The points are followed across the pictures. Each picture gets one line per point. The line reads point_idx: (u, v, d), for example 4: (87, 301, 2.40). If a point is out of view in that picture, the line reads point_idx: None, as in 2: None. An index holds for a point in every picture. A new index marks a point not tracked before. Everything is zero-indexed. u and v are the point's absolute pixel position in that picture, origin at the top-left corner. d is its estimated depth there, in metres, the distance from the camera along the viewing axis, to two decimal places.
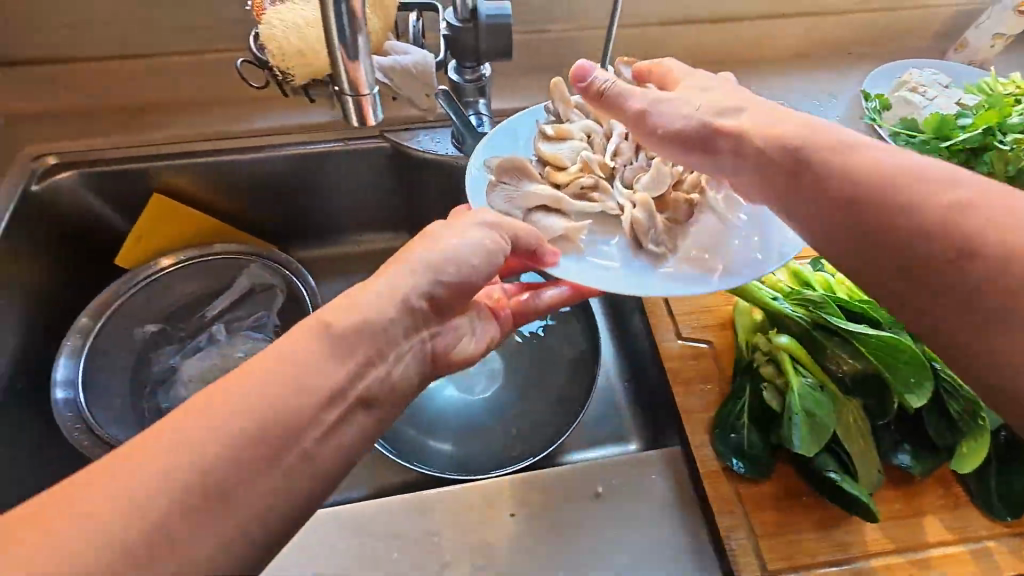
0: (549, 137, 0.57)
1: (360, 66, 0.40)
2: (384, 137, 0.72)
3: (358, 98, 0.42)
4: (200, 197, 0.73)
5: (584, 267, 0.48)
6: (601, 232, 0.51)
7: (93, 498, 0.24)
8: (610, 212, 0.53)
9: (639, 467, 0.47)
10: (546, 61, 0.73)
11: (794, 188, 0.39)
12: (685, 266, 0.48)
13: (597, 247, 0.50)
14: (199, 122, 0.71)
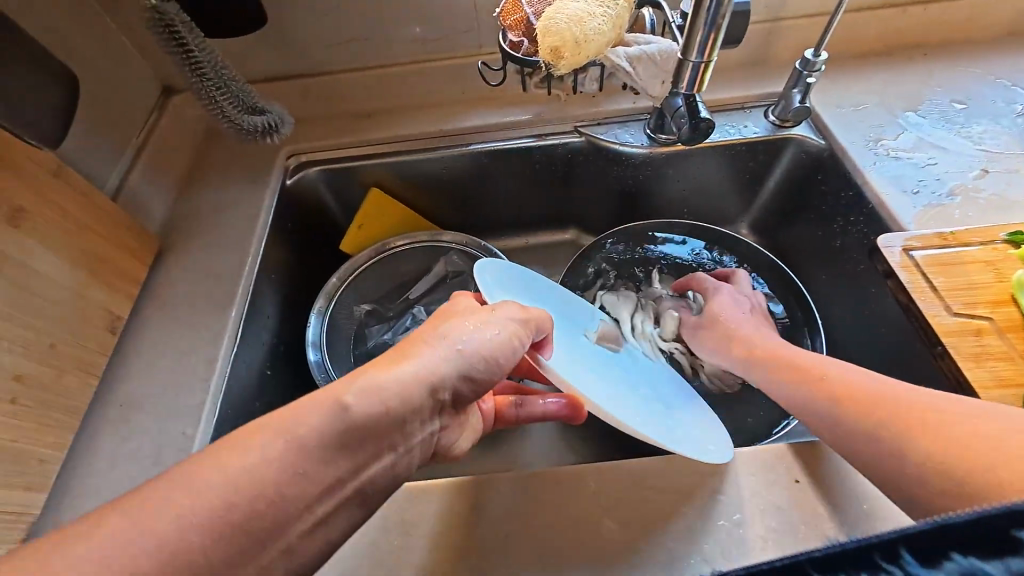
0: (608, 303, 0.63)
1: (713, 36, 0.50)
2: (580, 132, 0.75)
3: (701, 63, 0.53)
4: (412, 193, 0.79)
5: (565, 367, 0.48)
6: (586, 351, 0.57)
7: (206, 473, 0.29)
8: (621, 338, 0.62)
9: None
10: (745, 57, 0.76)
11: (837, 378, 0.45)
12: (653, 418, 0.48)
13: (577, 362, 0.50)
14: (417, 124, 0.77)
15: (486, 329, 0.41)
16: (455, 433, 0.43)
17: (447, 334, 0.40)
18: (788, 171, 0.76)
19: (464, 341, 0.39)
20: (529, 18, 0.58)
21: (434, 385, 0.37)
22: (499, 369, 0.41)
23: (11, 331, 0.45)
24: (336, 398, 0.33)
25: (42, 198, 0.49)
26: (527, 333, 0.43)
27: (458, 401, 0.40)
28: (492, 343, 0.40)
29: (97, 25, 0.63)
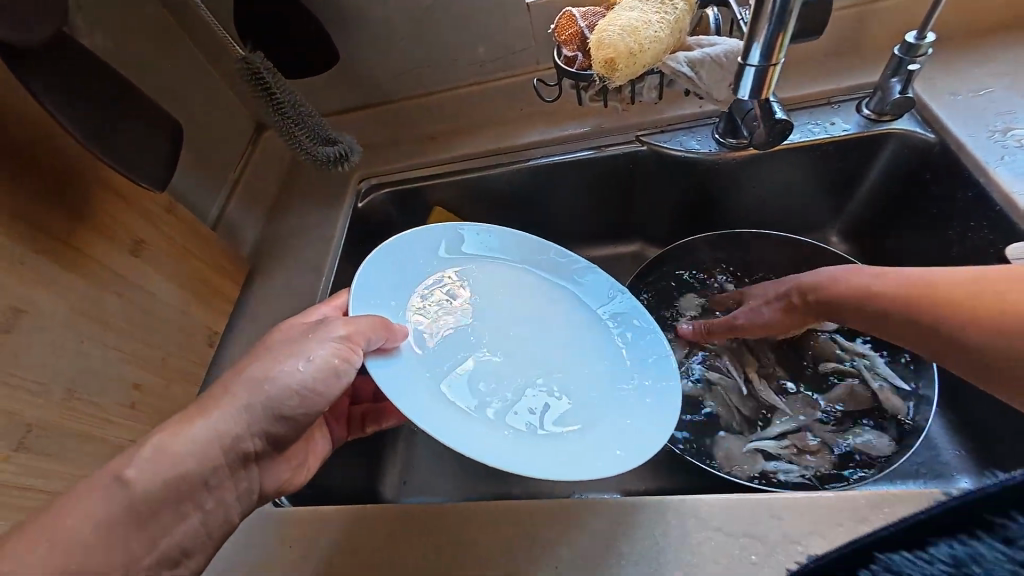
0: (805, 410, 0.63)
1: (779, 38, 0.45)
2: (642, 141, 0.72)
3: (765, 66, 0.47)
4: (474, 210, 0.81)
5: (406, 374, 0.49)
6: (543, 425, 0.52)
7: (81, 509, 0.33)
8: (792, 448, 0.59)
9: (894, 502, 0.40)
10: (834, 47, 0.68)
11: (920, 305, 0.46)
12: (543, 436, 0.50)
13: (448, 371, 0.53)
14: (476, 143, 0.79)
15: (304, 361, 0.42)
16: (283, 470, 0.47)
17: (269, 378, 0.40)
18: (886, 171, 0.66)
19: (269, 382, 0.40)
20: (583, 31, 0.58)
21: (235, 440, 0.39)
22: (319, 400, 0.42)
23: (131, 346, 0.52)
24: (140, 473, 0.35)
25: (158, 231, 0.56)
26: (356, 351, 0.43)
27: (273, 445, 0.42)
28: (299, 383, 0.41)
29: (204, 78, 0.72)
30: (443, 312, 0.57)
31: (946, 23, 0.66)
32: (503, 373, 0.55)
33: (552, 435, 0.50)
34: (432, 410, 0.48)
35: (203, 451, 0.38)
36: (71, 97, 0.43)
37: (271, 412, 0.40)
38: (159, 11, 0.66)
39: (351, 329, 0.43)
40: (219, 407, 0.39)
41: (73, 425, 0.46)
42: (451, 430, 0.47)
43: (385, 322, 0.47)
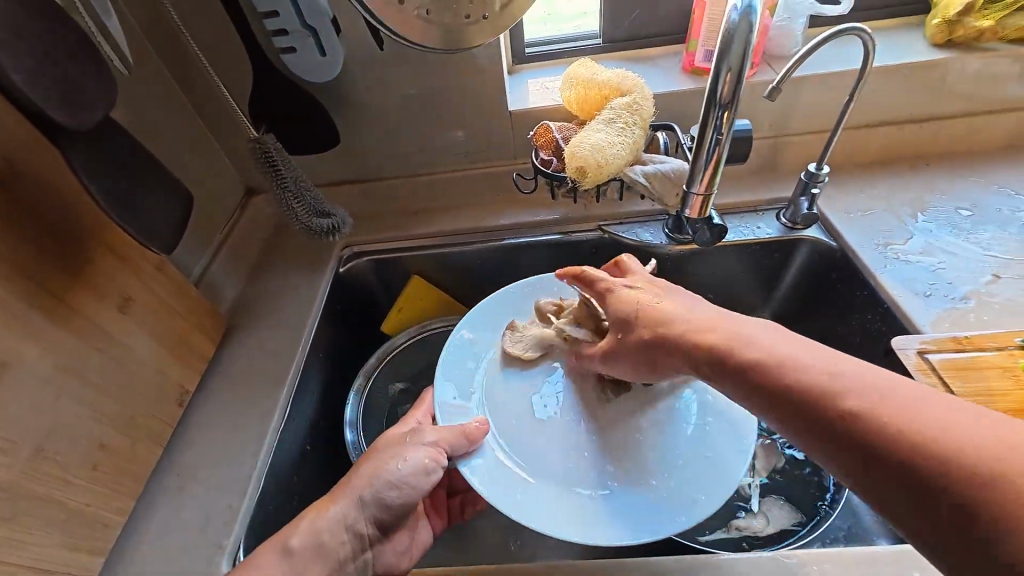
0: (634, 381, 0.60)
1: (712, 172, 0.57)
2: (603, 230, 0.82)
3: (700, 195, 0.59)
4: (451, 281, 0.87)
5: (486, 465, 0.54)
6: (632, 487, 0.54)
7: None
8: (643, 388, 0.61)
9: (820, 560, 0.46)
10: (757, 166, 0.84)
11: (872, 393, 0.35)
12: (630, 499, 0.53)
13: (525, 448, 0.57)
14: (456, 221, 0.86)
15: (404, 461, 0.51)
16: (391, 553, 0.53)
17: (377, 475, 0.51)
18: (803, 270, 0.80)
19: (376, 478, 0.50)
20: (557, 140, 0.69)
21: (354, 525, 0.49)
22: (418, 492, 0.51)
23: (104, 402, 0.52)
24: (299, 542, 0.47)
25: (146, 288, 0.58)
26: (442, 454, 0.52)
27: (382, 530, 0.51)
28: (399, 479, 0.51)
29: (207, 148, 0.77)
30: (506, 385, 0.63)
31: (839, 158, 0.83)
32: (576, 440, 0.58)
33: (648, 475, 0.55)
34: (515, 495, 0.53)
35: (327, 525, 0.48)
36: (103, 167, 0.47)
37: (377, 500, 0.50)
38: (174, 87, 0.71)
39: (442, 436, 0.53)
40: (340, 500, 0.50)
41: (33, 486, 0.45)
42: (557, 512, 0.52)
43: (466, 430, 0.54)
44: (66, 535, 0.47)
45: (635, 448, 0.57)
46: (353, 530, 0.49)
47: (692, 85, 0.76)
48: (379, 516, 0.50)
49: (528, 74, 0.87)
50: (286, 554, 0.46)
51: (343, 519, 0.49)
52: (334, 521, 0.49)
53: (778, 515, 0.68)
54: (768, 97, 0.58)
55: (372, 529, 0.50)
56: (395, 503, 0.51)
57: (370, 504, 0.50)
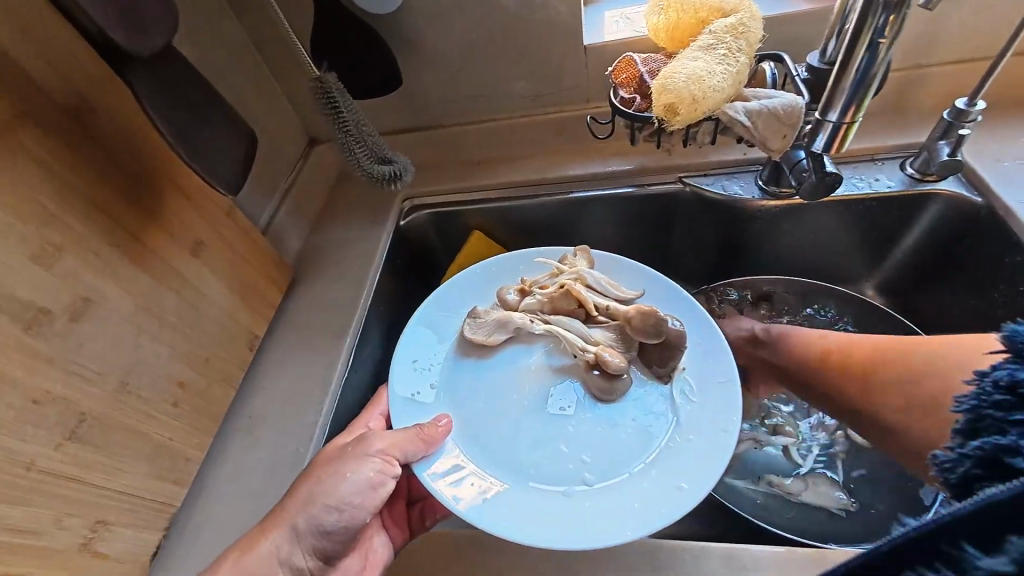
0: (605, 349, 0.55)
1: (862, 95, 0.51)
2: (684, 183, 0.73)
3: (843, 122, 0.54)
4: (512, 237, 0.82)
5: (452, 465, 0.50)
6: (613, 480, 0.50)
7: None
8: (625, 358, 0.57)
9: None
10: (881, 107, 0.70)
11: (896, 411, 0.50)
12: (613, 492, 0.49)
13: (497, 439, 0.53)
14: (520, 172, 0.80)
15: (346, 478, 0.47)
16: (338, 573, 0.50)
17: (312, 500, 0.46)
18: (928, 232, 0.67)
19: (311, 501, 0.47)
20: (642, 75, 0.61)
21: (287, 555, 0.46)
22: (359, 512, 0.48)
23: (179, 344, 0.53)
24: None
25: (216, 234, 0.58)
26: (392, 464, 0.48)
27: (322, 554, 0.48)
28: (340, 500, 0.47)
29: (270, 93, 0.76)
30: (469, 379, 0.57)
31: (992, 95, 0.68)
32: (545, 430, 0.53)
33: (624, 469, 0.50)
34: (488, 496, 0.49)
35: (262, 553, 0.46)
36: (166, 100, 0.45)
37: (314, 527, 0.46)
38: (237, 28, 0.69)
39: (390, 443, 0.48)
40: (272, 530, 0.46)
41: (122, 419, 0.47)
42: (527, 507, 0.48)
43: (421, 432, 0.50)
44: (150, 465, 0.49)
45: (608, 437, 0.53)
46: (285, 560, 0.46)
47: (809, 4, 0.63)
48: (317, 545, 0.47)
49: (607, 2, 0.77)
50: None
51: (277, 550, 0.46)
52: (270, 550, 0.46)
53: (823, 495, 0.61)
54: (922, 8, 0.47)
55: (307, 557, 0.48)
56: (333, 531, 0.47)
57: (302, 533, 0.46)
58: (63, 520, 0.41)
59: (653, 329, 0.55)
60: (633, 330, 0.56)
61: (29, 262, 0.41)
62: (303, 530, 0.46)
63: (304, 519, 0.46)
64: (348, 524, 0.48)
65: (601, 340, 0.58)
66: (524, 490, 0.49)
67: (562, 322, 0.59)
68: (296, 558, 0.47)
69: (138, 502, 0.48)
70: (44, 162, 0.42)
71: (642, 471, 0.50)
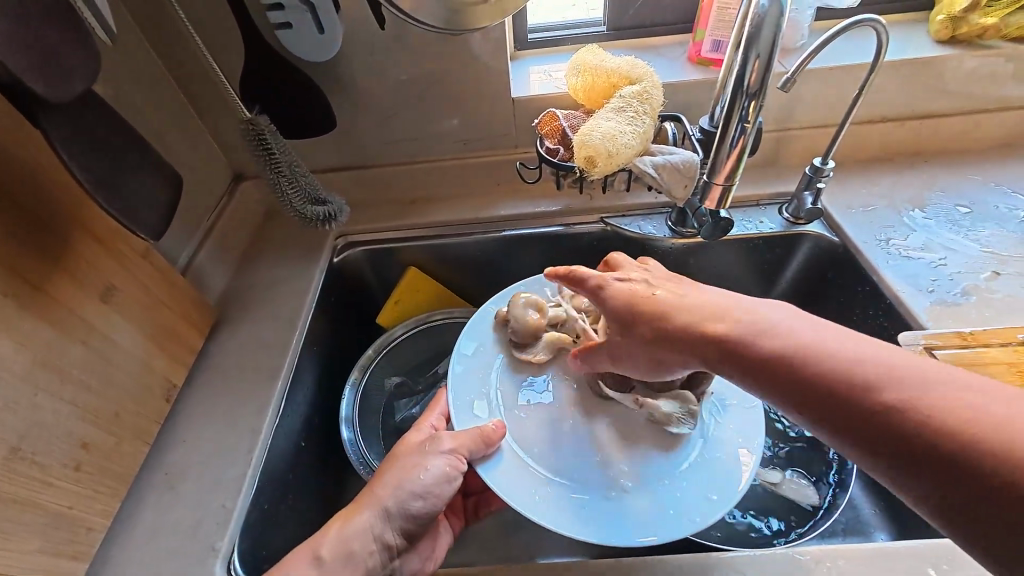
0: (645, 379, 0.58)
1: (734, 163, 0.59)
2: (605, 223, 0.80)
3: (720, 185, 0.61)
4: (449, 274, 0.84)
5: (501, 474, 0.52)
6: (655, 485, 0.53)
7: None
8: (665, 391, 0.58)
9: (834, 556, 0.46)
10: (760, 161, 0.84)
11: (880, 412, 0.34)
12: (653, 497, 0.52)
13: (539, 453, 0.55)
14: (454, 211, 0.84)
15: (425, 468, 0.49)
16: (415, 561, 0.50)
17: (401, 483, 0.48)
18: (802, 265, 0.80)
19: (403, 483, 0.48)
20: (564, 128, 0.68)
21: (380, 536, 0.47)
22: (440, 499, 0.49)
23: (85, 398, 0.48)
24: (328, 552, 0.45)
25: (130, 277, 0.54)
26: (462, 460, 0.50)
27: (409, 538, 0.49)
28: (422, 488, 0.48)
29: (193, 129, 0.73)
30: (520, 391, 0.60)
31: (840, 155, 0.84)
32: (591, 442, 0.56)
33: (670, 473, 0.54)
34: (538, 505, 0.51)
35: (351, 525, 0.46)
36: (82, 143, 0.43)
37: (401, 512, 0.47)
38: (157, 63, 0.67)
39: (458, 442, 0.51)
40: (365, 508, 0.47)
41: (12, 489, 0.42)
42: (567, 514, 0.50)
43: (483, 433, 0.52)
44: (46, 539, 0.44)
45: (653, 446, 0.56)
46: (380, 537, 0.47)
47: (699, 75, 0.75)
48: (406, 525, 0.48)
49: (531, 60, 0.85)
50: (338, 536, 0.46)
51: (374, 524, 0.47)
52: (370, 522, 0.47)
53: (793, 488, 0.68)
54: (781, 89, 0.58)
55: (398, 539, 0.48)
56: (420, 510, 0.48)
57: (396, 510, 0.47)
58: None
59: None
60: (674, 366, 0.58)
61: None
62: (392, 510, 0.47)
63: (396, 494, 0.48)
64: (435, 506, 0.49)
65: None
66: (570, 502, 0.51)
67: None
68: (385, 535, 0.47)
69: None
70: None
71: (681, 479, 0.53)
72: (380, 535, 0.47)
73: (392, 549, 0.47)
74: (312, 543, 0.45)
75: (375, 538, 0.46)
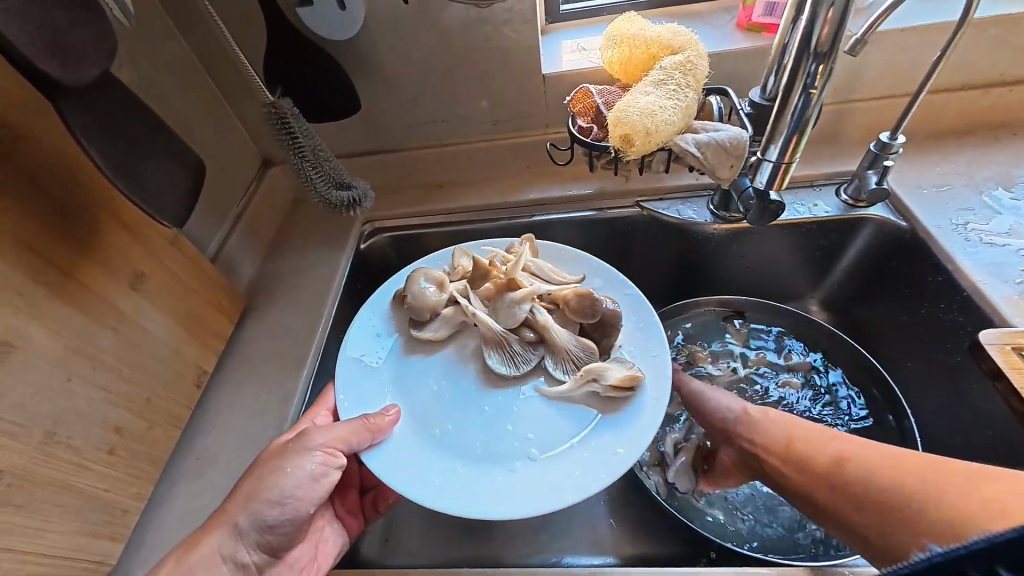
0: (542, 329, 0.56)
1: (796, 140, 0.52)
2: (641, 207, 0.75)
3: (781, 163, 0.55)
4: None
5: (398, 458, 0.49)
6: (554, 454, 0.50)
7: None
8: (528, 337, 0.57)
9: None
10: (817, 137, 0.76)
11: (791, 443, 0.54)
12: (559, 465, 0.49)
13: (446, 432, 0.52)
14: (481, 195, 0.80)
15: (287, 473, 0.46)
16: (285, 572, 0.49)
17: (253, 496, 0.45)
18: (861, 252, 0.72)
19: (255, 497, 0.45)
20: (598, 105, 0.63)
21: (230, 554, 0.45)
22: (297, 510, 0.47)
23: (117, 385, 0.49)
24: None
25: (160, 265, 0.54)
26: (335, 455, 0.47)
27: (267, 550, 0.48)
28: (279, 497, 0.46)
29: (220, 115, 0.73)
30: (422, 372, 0.57)
31: (911, 129, 0.75)
32: (484, 417, 0.53)
33: (530, 435, 0.51)
34: (437, 488, 0.48)
35: (206, 549, 0.45)
36: (100, 130, 0.42)
37: (256, 524, 0.45)
38: (183, 47, 0.66)
39: (333, 437, 0.47)
40: (212, 530, 0.45)
41: (47, 472, 0.42)
42: (467, 494, 0.47)
43: (367, 422, 0.49)
44: (81, 521, 0.45)
45: (549, 417, 0.52)
46: (230, 558, 0.45)
47: (749, 43, 0.68)
48: (259, 543, 0.47)
49: (564, 33, 0.80)
50: (187, 560, 0.44)
51: (225, 550, 0.45)
52: (226, 543, 0.45)
53: None
54: (848, 54, 0.51)
55: (247, 556, 0.47)
56: (274, 528, 0.46)
57: (244, 531, 0.46)
58: None
59: (589, 310, 0.56)
60: (571, 312, 0.57)
61: None
62: (247, 529, 0.46)
63: (256, 515, 0.45)
64: (290, 521, 0.47)
65: (547, 321, 0.56)
66: (467, 479, 0.48)
67: (504, 309, 0.56)
68: (236, 555, 0.46)
69: (62, 563, 0.43)
70: None
71: (571, 448, 0.50)
72: (231, 557, 0.46)
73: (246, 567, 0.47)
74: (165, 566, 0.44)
75: (226, 561, 0.45)
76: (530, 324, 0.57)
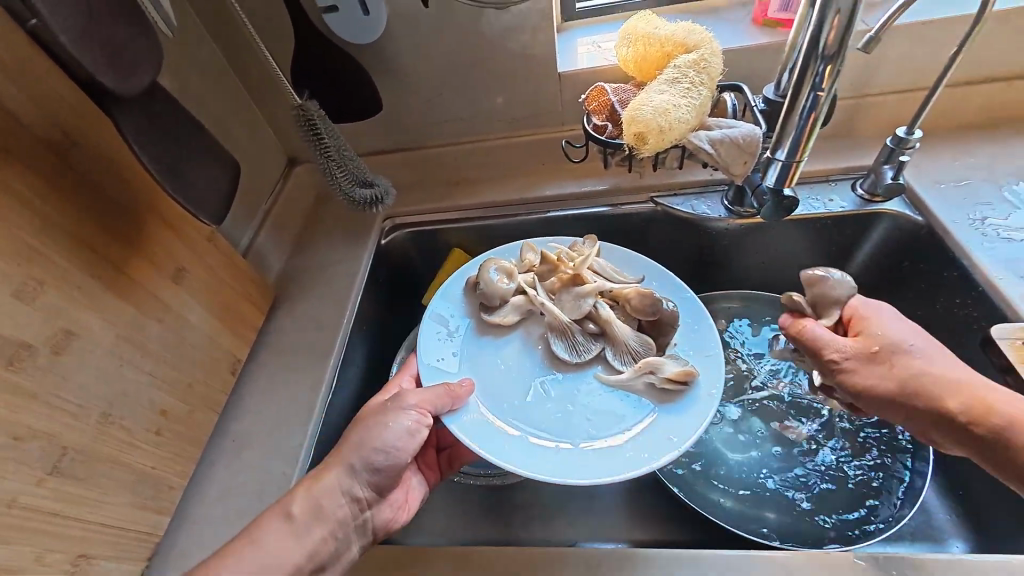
0: (604, 323, 0.59)
1: (807, 136, 0.54)
2: (655, 203, 0.76)
3: (791, 161, 0.56)
4: None
5: (475, 427, 0.52)
6: (619, 433, 0.52)
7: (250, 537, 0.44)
8: (589, 329, 0.60)
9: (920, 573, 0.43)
10: (834, 132, 0.76)
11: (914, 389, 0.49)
12: (622, 442, 0.52)
13: (516, 407, 0.55)
14: (499, 192, 0.83)
15: (389, 424, 0.49)
16: (387, 510, 0.51)
17: (363, 443, 0.48)
18: (875, 250, 0.73)
19: (366, 442, 0.48)
20: (612, 103, 0.64)
21: (347, 490, 0.47)
22: (402, 457, 0.49)
23: (162, 371, 0.53)
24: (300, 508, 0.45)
25: (198, 259, 0.58)
26: (427, 415, 0.50)
27: (376, 492, 0.49)
28: (385, 446, 0.48)
29: (249, 117, 0.76)
30: (492, 351, 0.60)
31: (930, 123, 0.74)
32: (550, 395, 0.56)
33: (595, 414, 0.54)
34: (508, 452, 0.51)
35: (327, 483, 0.47)
36: (149, 135, 0.46)
37: (366, 466, 0.48)
38: (215, 52, 0.70)
39: (423, 398, 0.51)
40: (331, 467, 0.48)
41: (104, 450, 0.46)
42: (539, 461, 0.50)
43: (450, 389, 0.52)
44: (133, 495, 0.49)
45: (614, 397, 0.55)
46: (349, 491, 0.47)
47: (765, 39, 0.68)
48: (373, 481, 0.48)
49: (579, 31, 0.81)
50: (318, 485, 0.46)
51: (346, 483, 0.47)
52: (348, 476, 0.47)
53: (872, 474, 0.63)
54: (862, 50, 0.51)
55: (363, 492, 0.48)
56: (386, 467, 0.49)
57: (361, 468, 0.48)
58: (44, 556, 0.41)
59: (650, 307, 0.58)
60: (633, 310, 0.59)
61: (11, 298, 0.41)
62: (363, 466, 0.48)
63: (370, 454, 0.48)
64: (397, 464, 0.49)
65: (610, 316, 0.59)
66: (540, 449, 0.52)
67: (569, 301, 0.60)
68: (353, 491, 0.48)
69: (117, 532, 0.47)
70: (24, 196, 0.42)
71: (638, 425, 0.53)
72: (354, 488, 0.48)
73: (364, 502, 0.48)
74: (305, 488, 0.47)
75: (348, 491, 0.47)
76: (593, 317, 0.60)
